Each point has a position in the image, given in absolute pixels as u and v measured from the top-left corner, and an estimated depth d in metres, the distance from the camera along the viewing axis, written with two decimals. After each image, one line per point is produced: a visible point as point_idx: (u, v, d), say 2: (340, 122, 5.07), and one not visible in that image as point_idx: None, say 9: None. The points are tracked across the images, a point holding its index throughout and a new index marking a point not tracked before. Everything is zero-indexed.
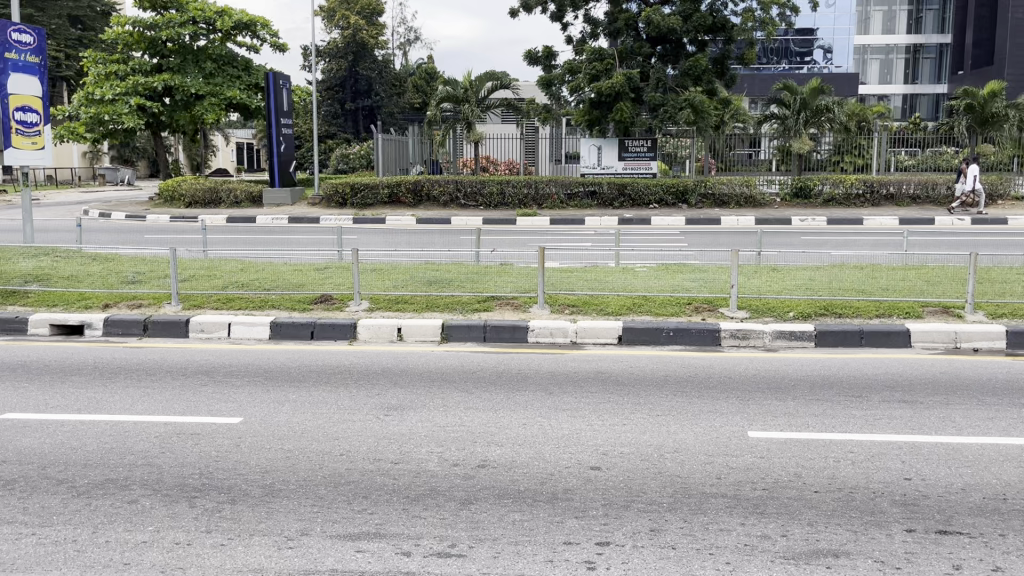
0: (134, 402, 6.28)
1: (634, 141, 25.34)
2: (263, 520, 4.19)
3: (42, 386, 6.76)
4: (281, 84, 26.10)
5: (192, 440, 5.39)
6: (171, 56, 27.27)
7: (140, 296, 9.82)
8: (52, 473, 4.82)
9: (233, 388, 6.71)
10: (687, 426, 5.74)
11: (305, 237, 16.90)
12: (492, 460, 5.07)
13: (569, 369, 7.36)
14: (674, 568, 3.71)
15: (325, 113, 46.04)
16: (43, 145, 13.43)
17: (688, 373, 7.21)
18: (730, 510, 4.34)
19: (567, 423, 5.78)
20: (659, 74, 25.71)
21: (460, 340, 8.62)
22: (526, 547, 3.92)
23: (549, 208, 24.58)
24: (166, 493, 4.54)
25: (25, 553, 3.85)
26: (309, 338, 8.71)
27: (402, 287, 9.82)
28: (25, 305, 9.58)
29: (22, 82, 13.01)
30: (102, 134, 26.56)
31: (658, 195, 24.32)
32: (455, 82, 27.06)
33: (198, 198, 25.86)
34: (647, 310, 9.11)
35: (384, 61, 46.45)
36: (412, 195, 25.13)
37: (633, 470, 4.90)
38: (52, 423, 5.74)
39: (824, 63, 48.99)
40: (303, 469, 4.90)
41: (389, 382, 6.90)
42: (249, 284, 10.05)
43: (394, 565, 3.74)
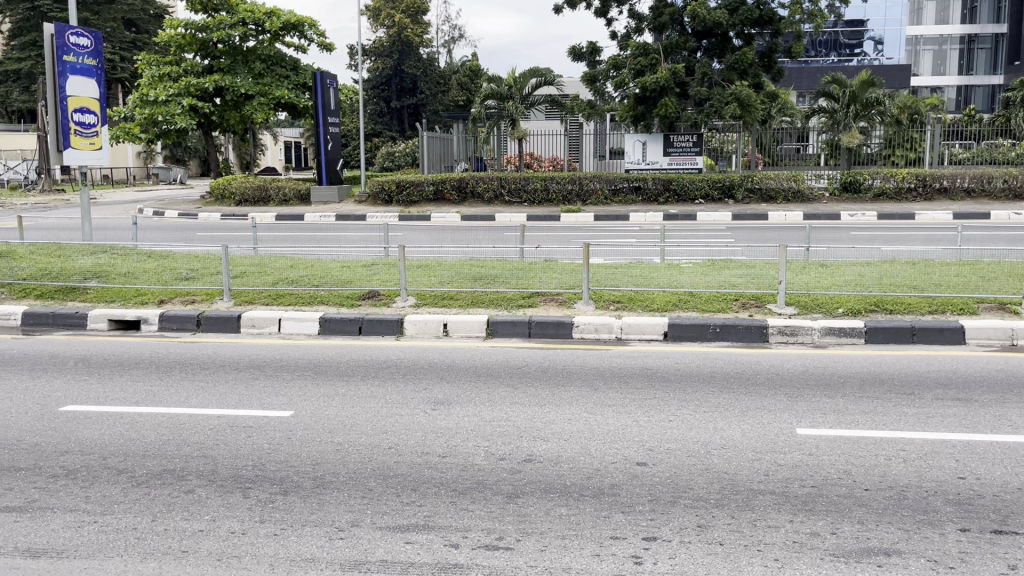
0: (189, 395, 6.44)
1: (679, 136, 25.11)
2: (315, 511, 4.28)
3: (101, 379, 6.97)
4: (328, 83, 26.41)
5: (245, 433, 5.52)
6: (221, 56, 27.73)
7: (193, 293, 10.02)
8: (113, 463, 4.98)
9: (283, 382, 6.85)
10: (735, 422, 5.71)
11: (355, 235, 17.17)
12: (539, 454, 5.10)
13: (614, 365, 7.36)
14: (721, 565, 3.70)
15: (371, 111, 46.46)
16: (100, 146, 13.81)
17: (735, 370, 7.16)
18: (778, 507, 4.31)
19: (612, 419, 5.80)
20: (704, 69, 25.31)
21: (505, 336, 8.66)
22: (573, 541, 3.94)
23: (593, 204, 24.53)
24: (221, 483, 4.67)
25: (88, 540, 3.99)
26: (357, 333, 8.84)
27: (449, 284, 9.86)
28: (85, 301, 9.87)
29: (80, 84, 13.40)
30: (156, 133, 27.22)
31: (704, 190, 24.15)
32: (499, 79, 27.09)
33: (249, 196, 26.33)
34: (693, 306, 9.04)
35: (429, 58, 46.69)
36: (457, 192, 25.28)
37: (679, 466, 4.89)
38: (112, 415, 5.92)
39: (875, 55, 49.64)
40: (353, 462, 4.99)
41: (435, 376, 6.98)
42: (297, 280, 10.18)
43: (442, 557, 3.79)
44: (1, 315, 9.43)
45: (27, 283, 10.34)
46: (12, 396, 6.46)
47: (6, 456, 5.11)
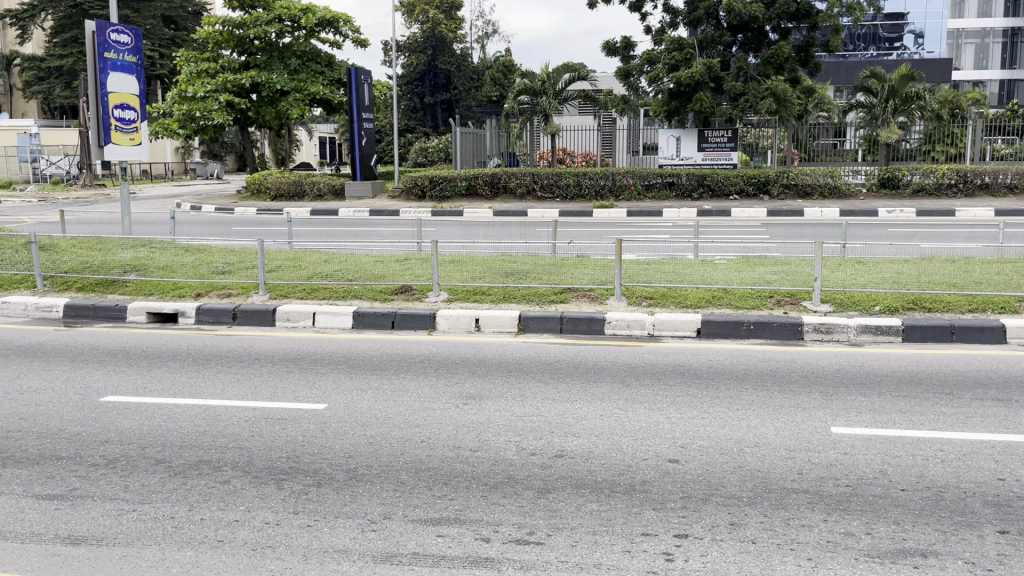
0: (224, 387, 6.54)
1: (714, 131, 24.97)
2: (347, 503, 4.32)
3: (140, 371, 7.11)
4: (363, 79, 26.62)
5: (280, 425, 5.60)
6: (258, 53, 28.01)
7: (229, 286, 10.14)
8: (150, 453, 5.07)
9: (318, 375, 6.93)
10: (769, 420, 5.66)
11: (388, 230, 17.28)
12: (570, 450, 5.10)
13: (647, 362, 7.32)
14: (754, 563, 3.67)
15: (405, 107, 46.64)
16: (139, 141, 14.04)
17: (769, 367, 7.10)
18: (812, 505, 4.28)
19: (645, 415, 5.77)
20: (739, 63, 24.93)
21: (536, 331, 8.67)
22: (604, 537, 3.93)
23: (626, 199, 24.37)
24: (256, 474, 4.73)
25: (126, 529, 4.06)
26: (390, 328, 8.91)
27: (481, 280, 9.86)
28: (124, 294, 10.06)
29: (120, 81, 13.62)
30: (194, 129, 27.61)
31: (739, 186, 23.91)
32: (532, 75, 27.00)
33: (283, 191, 26.65)
34: (727, 303, 8.97)
35: (462, 54, 46.79)
36: (490, 188, 25.18)
37: (711, 463, 4.86)
38: (150, 406, 6.03)
39: (915, 48, 47.33)
40: (385, 454, 5.03)
41: (467, 371, 7.01)
42: (331, 275, 10.24)
43: (474, 550, 3.81)
44: (44, 307, 9.64)
45: (68, 276, 10.55)
46: (56, 386, 6.62)
47: (48, 445, 5.23)
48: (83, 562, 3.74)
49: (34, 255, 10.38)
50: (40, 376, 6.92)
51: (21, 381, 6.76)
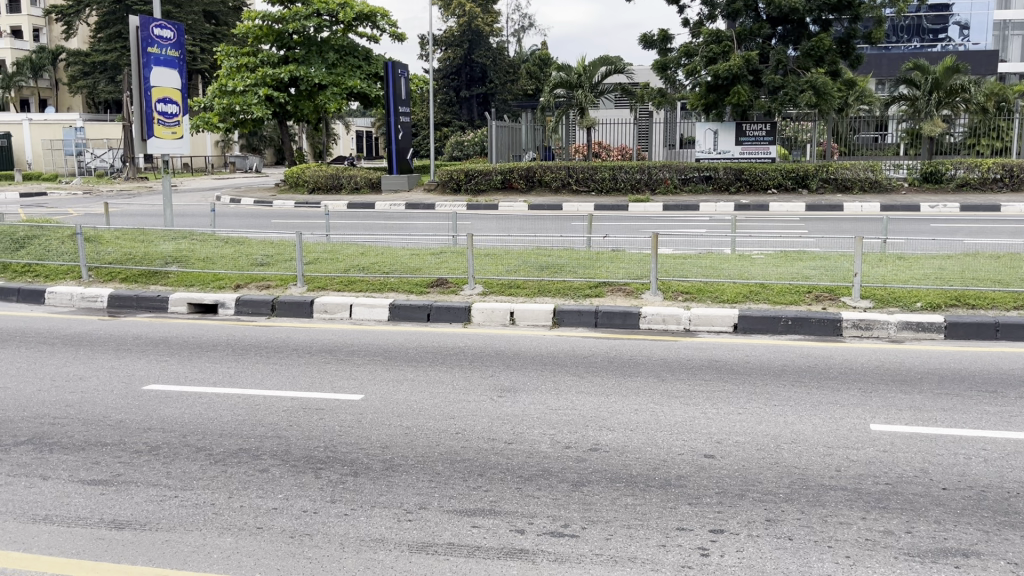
0: (263, 377, 6.64)
1: (752, 125, 24.65)
2: (383, 493, 4.37)
3: (181, 360, 7.25)
4: (399, 73, 26.71)
5: (318, 415, 5.66)
6: (296, 47, 28.25)
7: (268, 278, 10.28)
8: (192, 441, 5.16)
9: (354, 366, 6.99)
10: (806, 416, 5.61)
11: (424, 223, 17.36)
12: (605, 444, 5.10)
13: (683, 357, 7.28)
14: (790, 560, 3.65)
15: (440, 101, 46.81)
16: (181, 135, 14.28)
17: (807, 363, 7.02)
18: (851, 503, 4.23)
19: (680, 410, 5.74)
20: (779, 56, 24.66)
21: (571, 325, 8.67)
22: (639, 530, 3.93)
23: (662, 193, 24.22)
24: (294, 463, 4.80)
25: (169, 514, 4.15)
26: (426, 320, 8.96)
27: (515, 272, 9.88)
28: (166, 285, 10.24)
29: (163, 75, 13.83)
30: (234, 123, 27.96)
31: (777, 180, 23.57)
32: (569, 68, 26.89)
33: (321, 184, 26.84)
34: (764, 298, 8.89)
35: (498, 48, 46.84)
36: (525, 181, 25.23)
37: (748, 459, 4.83)
38: (191, 395, 6.14)
39: (960, 39, 46.19)
40: (421, 446, 5.07)
41: (502, 364, 7.04)
42: (367, 267, 10.32)
43: (508, 542, 3.83)
44: (89, 297, 9.86)
45: (112, 267, 10.76)
46: (101, 374, 6.77)
47: (93, 432, 5.35)
48: (128, 545, 3.83)
49: (79, 246, 10.60)
50: (85, 364, 7.08)
51: (67, 369, 6.92)
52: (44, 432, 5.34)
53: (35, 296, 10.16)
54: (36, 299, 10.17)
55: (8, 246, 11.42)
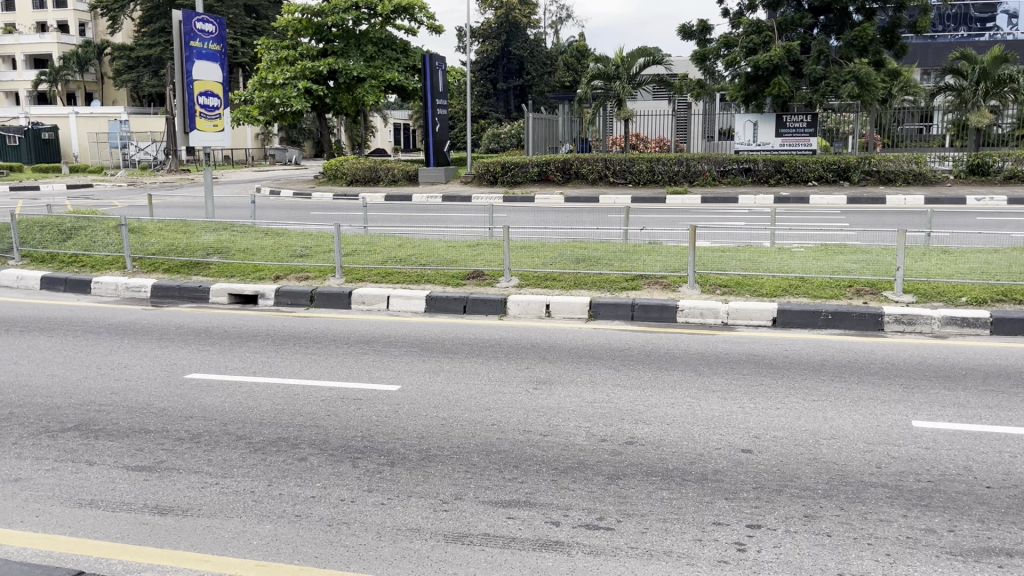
0: (302, 367, 6.73)
1: (792, 116, 24.33)
2: (420, 483, 4.40)
3: (222, 349, 7.37)
4: (436, 65, 26.75)
5: (355, 404, 5.73)
6: (336, 40, 28.43)
7: (306, 270, 10.39)
8: (232, 429, 5.25)
9: (392, 357, 7.05)
10: (846, 412, 5.52)
11: (461, 215, 17.40)
12: (641, 437, 5.08)
13: (720, 351, 7.22)
14: (829, 556, 3.61)
15: (477, 93, 46.80)
16: (222, 128, 14.47)
17: (846, 358, 6.93)
18: (891, 501, 4.16)
19: (717, 405, 5.70)
20: (820, 46, 24.27)
21: (607, 318, 8.65)
22: (674, 525, 3.91)
23: (701, 185, 23.97)
24: (332, 452, 4.85)
25: (210, 500, 4.23)
26: (462, 312, 8.99)
27: (552, 265, 9.85)
28: (207, 276, 10.41)
29: (205, 68, 14.02)
30: (274, 116, 28.28)
31: (818, 172, 23.26)
32: (607, 59, 26.73)
33: (359, 176, 27.14)
34: (804, 292, 8.76)
35: (536, 40, 46.73)
36: (562, 173, 25.14)
37: (786, 454, 4.78)
38: (231, 384, 6.25)
39: (1009, 29, 44.13)
40: (457, 436, 5.10)
41: (538, 356, 7.04)
42: (404, 259, 10.37)
43: (543, 533, 3.84)
44: (133, 288, 10.08)
45: (155, 258, 10.97)
46: (144, 362, 6.92)
47: (137, 419, 5.47)
48: (170, 531, 3.91)
49: (124, 237, 10.82)
50: (130, 353, 7.23)
51: (113, 357, 7.08)
52: (91, 419, 5.47)
53: (81, 286, 10.40)
54: (83, 289, 10.41)
55: (55, 237, 11.68)
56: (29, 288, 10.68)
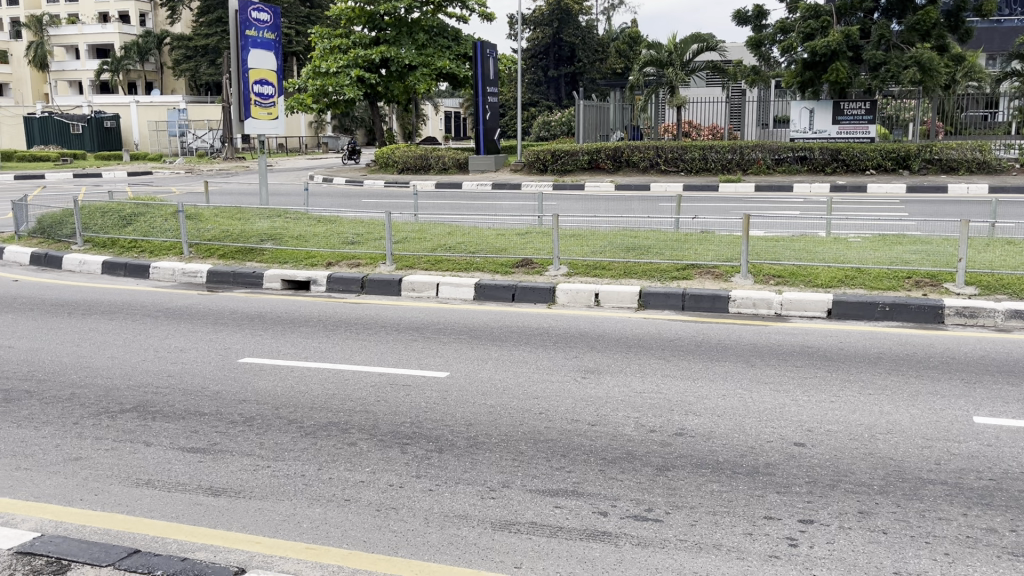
0: (353, 353, 6.79)
1: (850, 103, 23.80)
2: (467, 469, 4.42)
3: (274, 334, 7.48)
4: (488, 53, 26.74)
5: (404, 391, 5.77)
6: (387, 29, 28.58)
7: (357, 257, 10.49)
8: (284, 413, 5.33)
9: (440, 344, 7.07)
10: (903, 406, 5.38)
11: (511, 203, 17.41)
12: (690, 429, 5.02)
13: (773, 342, 7.10)
14: (884, 554, 3.52)
15: (528, 81, 46.71)
16: (276, 116, 14.68)
17: (905, 351, 6.75)
18: (950, 499, 4.04)
19: (770, 397, 5.60)
20: (881, 31, 23.74)
21: (657, 308, 8.56)
22: (724, 518, 3.86)
23: (755, 173, 23.51)
24: (381, 437, 4.89)
25: (262, 483, 4.30)
26: (510, 300, 8.99)
27: (601, 253, 9.78)
28: (261, 262, 10.58)
29: (260, 57, 14.23)
30: (326, 104, 28.59)
31: (876, 160, 22.74)
32: (659, 45, 26.37)
33: (410, 164, 27.27)
34: (861, 283, 8.56)
35: (588, 26, 46.38)
36: (612, 161, 24.87)
37: (840, 449, 4.68)
38: (284, 368, 6.35)
39: None
40: (505, 424, 5.10)
41: (586, 345, 7.01)
42: (454, 248, 10.38)
43: (591, 524, 3.82)
44: (190, 273, 10.30)
45: (210, 244, 11.17)
46: (200, 346, 7.06)
47: (192, 401, 5.59)
48: (223, 512, 3.98)
49: (181, 224, 11.06)
50: (186, 337, 7.38)
51: (170, 341, 7.23)
52: (148, 401, 5.61)
53: (141, 271, 10.67)
54: (142, 274, 10.68)
55: (116, 222, 11.98)
56: (91, 273, 11.00)
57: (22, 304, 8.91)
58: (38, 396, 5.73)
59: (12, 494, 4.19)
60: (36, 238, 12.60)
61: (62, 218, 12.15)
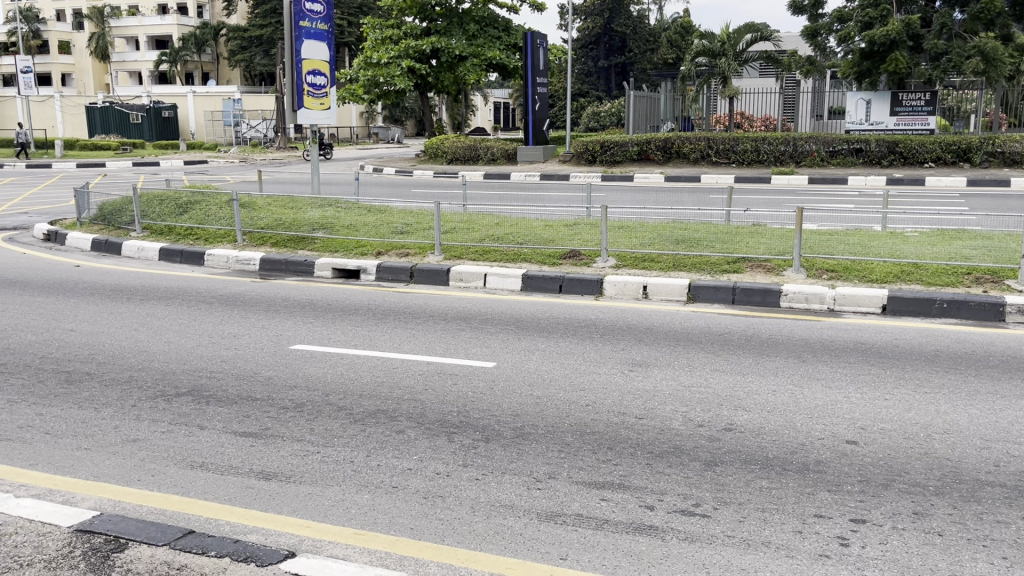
0: (401, 342, 6.85)
1: (910, 94, 23.20)
2: (514, 460, 4.43)
3: (325, 322, 7.58)
4: (538, 43, 26.69)
5: (451, 379, 5.81)
6: (438, 19, 28.73)
7: (407, 246, 10.55)
8: (333, 400, 5.41)
9: (487, 334, 7.10)
10: (962, 406, 5.24)
11: (559, 193, 17.37)
12: (740, 424, 4.96)
13: (826, 338, 6.97)
14: (940, 556, 3.44)
15: (578, 71, 46.58)
16: (328, 106, 14.80)
17: (964, 349, 6.57)
18: (1010, 502, 3.92)
19: (821, 393, 5.51)
20: (942, 19, 23.05)
21: (706, 301, 8.45)
22: (773, 515, 3.81)
23: (808, 165, 23.08)
24: (429, 426, 4.93)
25: (311, 468, 4.37)
26: (558, 292, 8.99)
27: (650, 246, 9.71)
28: (312, 250, 10.72)
29: (313, 48, 14.36)
30: (378, 94, 28.84)
31: (935, 153, 22.09)
32: (712, 35, 26.02)
33: (459, 155, 27.36)
34: (917, 279, 8.36)
35: (639, 16, 46.02)
36: (662, 152, 24.64)
37: (894, 448, 4.58)
38: (334, 355, 6.44)
39: None
40: (551, 415, 5.10)
41: (634, 338, 6.96)
42: (502, 238, 10.39)
43: (637, 517, 3.80)
44: (243, 261, 10.49)
45: (264, 233, 11.36)
46: (253, 332, 7.19)
47: (244, 386, 5.69)
48: (274, 496, 4.05)
49: (235, 212, 11.28)
50: (240, 323, 7.53)
51: (224, 327, 7.39)
52: (202, 385, 5.73)
53: (195, 258, 10.91)
54: (197, 261, 10.91)
55: (172, 210, 12.27)
56: (149, 259, 11.29)
57: (83, 289, 9.18)
58: (99, 378, 5.90)
59: (73, 472, 4.33)
60: (97, 225, 12.95)
61: (122, 206, 12.46)
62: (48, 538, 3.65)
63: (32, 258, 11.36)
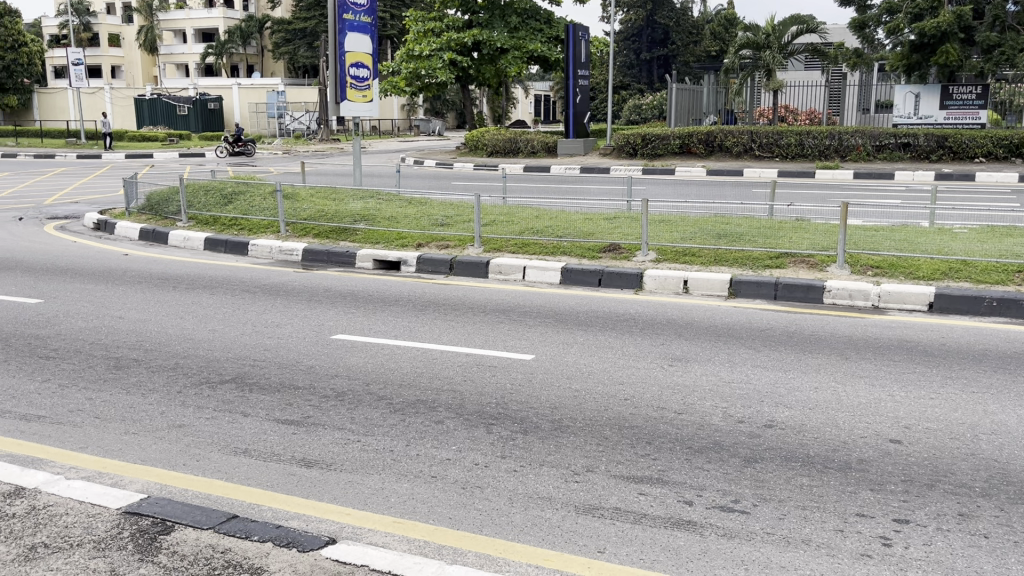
0: (441, 333, 6.89)
1: (960, 87, 22.69)
2: (552, 453, 4.43)
3: (366, 312, 7.66)
4: (579, 35, 26.48)
5: (490, 371, 5.84)
6: (480, 11, 28.71)
7: (447, 238, 10.56)
8: (374, 390, 5.46)
9: (526, 327, 7.11)
10: (1010, 407, 5.11)
11: (600, 187, 17.30)
12: (781, 421, 4.91)
13: (869, 335, 6.86)
14: (985, 559, 3.38)
15: (620, 63, 46.27)
16: (371, 99, 14.86)
17: (1013, 349, 6.41)
18: None
19: (864, 391, 5.43)
20: (997, 11, 22.48)
21: (748, 296, 8.38)
22: (815, 513, 3.77)
23: (853, 160, 22.69)
24: (467, 417, 4.96)
25: (352, 456, 4.42)
26: (597, 285, 8.94)
27: (690, 241, 9.66)
28: (353, 241, 10.79)
29: (357, 40, 14.50)
30: (419, 87, 28.92)
31: (986, 148, 21.56)
32: (756, 28, 25.70)
33: (499, 147, 27.38)
34: (966, 277, 8.16)
35: (683, 8, 45.54)
36: (705, 145, 24.36)
37: (939, 448, 4.50)
38: (375, 345, 6.50)
39: None
40: (589, 409, 5.09)
41: (673, 333, 6.91)
42: (542, 231, 10.37)
43: (676, 512, 3.78)
44: (286, 251, 10.63)
45: (306, 223, 11.44)
46: (295, 322, 7.28)
47: (287, 375, 5.79)
48: (315, 483, 4.11)
49: (279, 202, 11.40)
50: (282, 313, 7.64)
51: (267, 316, 7.49)
52: (245, 373, 5.83)
53: (240, 248, 11.08)
54: (241, 251, 11.08)
55: (217, 201, 12.45)
56: (194, 248, 11.49)
57: (132, 277, 9.39)
58: (146, 364, 6.04)
59: (120, 456, 4.44)
60: (144, 215, 13.18)
61: (168, 196, 12.67)
62: (97, 519, 3.75)
63: (82, 247, 11.64)
